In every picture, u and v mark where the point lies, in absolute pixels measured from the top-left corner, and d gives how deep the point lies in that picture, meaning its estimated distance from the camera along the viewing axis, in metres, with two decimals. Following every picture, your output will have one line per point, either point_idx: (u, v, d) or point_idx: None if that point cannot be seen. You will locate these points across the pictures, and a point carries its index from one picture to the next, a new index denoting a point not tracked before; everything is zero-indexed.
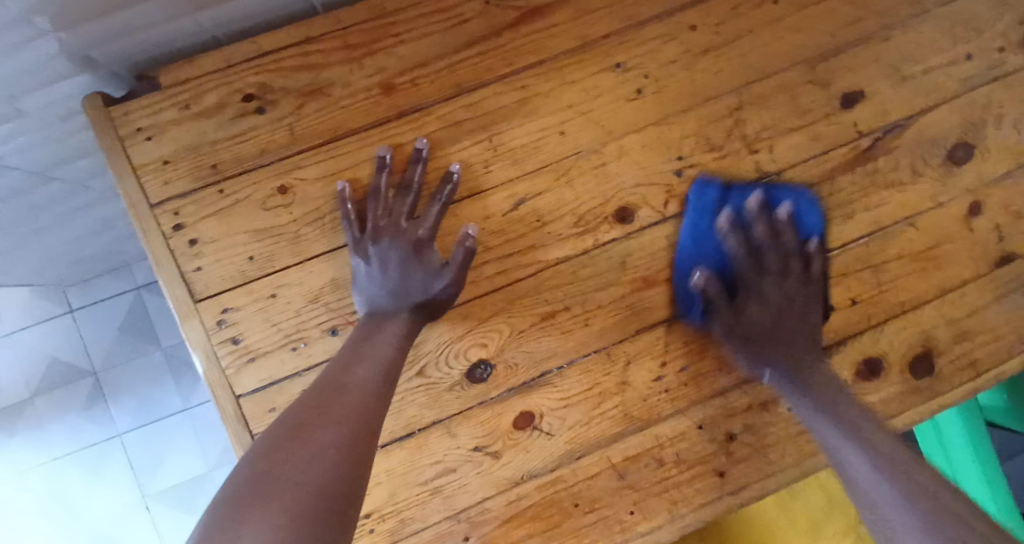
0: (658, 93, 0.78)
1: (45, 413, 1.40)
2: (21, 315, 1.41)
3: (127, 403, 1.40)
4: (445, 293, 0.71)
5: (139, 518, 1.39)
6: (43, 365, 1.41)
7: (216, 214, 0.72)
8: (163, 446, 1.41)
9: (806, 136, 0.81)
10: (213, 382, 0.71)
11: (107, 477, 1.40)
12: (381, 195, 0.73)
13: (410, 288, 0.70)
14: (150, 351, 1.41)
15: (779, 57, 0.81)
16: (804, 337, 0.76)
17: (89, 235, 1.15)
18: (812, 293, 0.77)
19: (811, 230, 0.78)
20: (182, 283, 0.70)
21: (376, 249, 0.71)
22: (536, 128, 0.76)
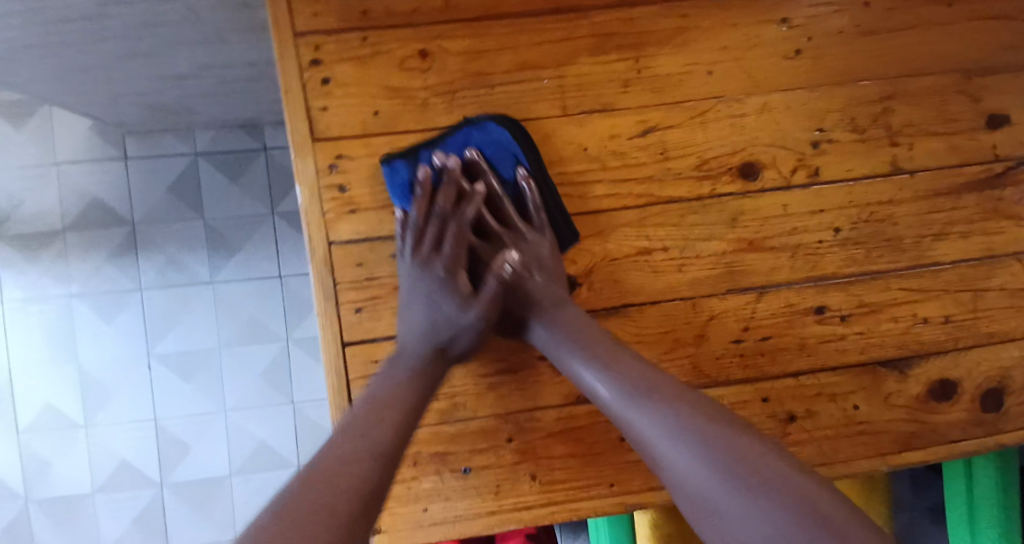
0: (815, 60, 0.76)
1: (73, 249, 1.48)
2: (76, 148, 1.47)
3: (156, 262, 1.50)
4: (473, 330, 0.70)
5: (139, 370, 1.52)
6: (82, 203, 1.47)
7: (354, 61, 0.70)
8: (182, 310, 1.51)
9: (947, 144, 0.79)
10: (311, 222, 0.71)
11: (116, 325, 1.50)
12: (425, 224, 0.70)
13: (442, 325, 0.69)
14: (192, 218, 1.50)
15: (942, 57, 0.78)
16: (543, 279, 0.71)
17: (173, 76, 1.15)
18: (536, 230, 0.72)
19: (516, 159, 0.72)
20: (306, 118, 0.70)
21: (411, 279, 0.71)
22: (685, 62, 0.74)
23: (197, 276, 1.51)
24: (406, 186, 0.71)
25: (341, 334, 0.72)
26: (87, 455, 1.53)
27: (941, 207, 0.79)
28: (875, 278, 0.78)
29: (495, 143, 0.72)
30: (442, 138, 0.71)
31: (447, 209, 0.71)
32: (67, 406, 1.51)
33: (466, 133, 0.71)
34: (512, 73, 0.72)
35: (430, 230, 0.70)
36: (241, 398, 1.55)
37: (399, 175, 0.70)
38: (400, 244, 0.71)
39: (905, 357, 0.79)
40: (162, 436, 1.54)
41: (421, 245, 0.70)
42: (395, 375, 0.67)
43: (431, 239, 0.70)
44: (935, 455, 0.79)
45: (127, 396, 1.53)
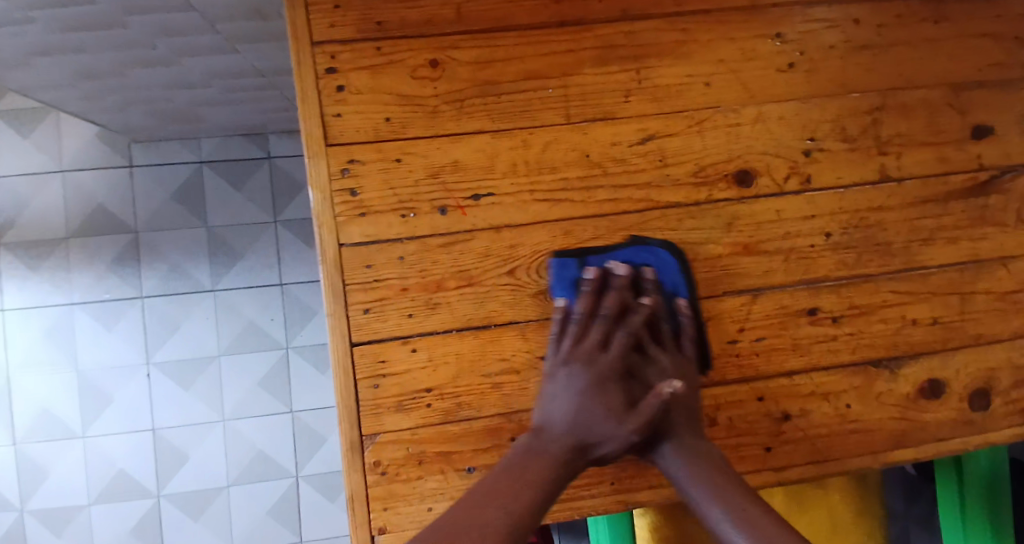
0: (808, 73, 0.80)
1: (75, 255, 1.49)
2: (82, 155, 1.49)
3: (157, 269, 1.51)
4: (621, 436, 0.70)
5: (137, 377, 1.53)
6: (87, 210, 1.49)
7: (368, 69, 0.73)
8: (183, 317, 1.53)
9: (934, 154, 0.82)
10: (322, 223, 0.73)
11: (117, 332, 1.52)
12: (586, 324, 0.74)
13: (591, 424, 0.70)
14: (194, 225, 1.52)
15: (929, 72, 0.82)
16: (685, 406, 0.73)
17: (181, 83, 1.17)
18: (685, 358, 0.76)
19: (679, 287, 0.77)
20: (319, 124, 0.72)
21: (563, 374, 0.73)
22: (685, 74, 0.78)
23: (199, 282, 1.53)
24: (570, 284, 0.75)
25: (349, 333, 0.74)
26: (85, 462, 1.53)
27: (929, 214, 0.82)
28: (865, 281, 0.81)
29: (666, 268, 0.77)
30: (612, 250, 0.77)
31: (609, 313, 0.74)
32: (65, 413, 1.52)
33: (640, 249, 0.77)
34: (520, 82, 0.75)
35: (593, 330, 0.74)
36: (240, 405, 1.56)
37: (563, 271, 0.76)
38: (556, 338, 0.75)
39: (895, 357, 0.82)
40: (160, 444, 1.54)
41: (581, 344, 0.73)
42: (534, 462, 0.69)
43: (591, 339, 0.74)
44: (924, 453, 0.82)
45: (126, 403, 1.53)
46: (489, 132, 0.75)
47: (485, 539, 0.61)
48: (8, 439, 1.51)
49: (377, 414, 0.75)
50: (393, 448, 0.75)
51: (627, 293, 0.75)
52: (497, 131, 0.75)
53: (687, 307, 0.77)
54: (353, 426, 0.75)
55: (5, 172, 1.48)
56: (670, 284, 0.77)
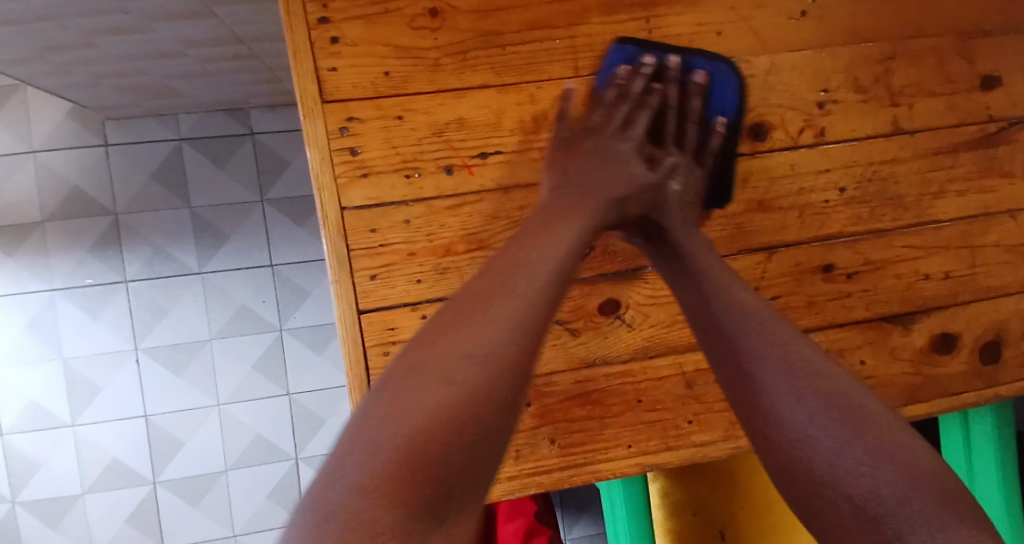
0: (819, 21, 0.77)
1: (54, 240, 1.43)
2: (54, 134, 1.42)
3: (142, 252, 1.46)
4: (629, 198, 0.70)
5: (124, 364, 1.48)
6: (64, 192, 1.43)
7: (363, 19, 0.69)
8: (171, 301, 1.48)
9: (944, 104, 0.81)
10: (322, 185, 0.69)
11: (103, 319, 1.46)
12: (609, 103, 0.74)
13: (603, 184, 0.70)
14: (178, 206, 1.46)
15: (939, 20, 0.80)
16: (686, 201, 0.73)
17: (155, 55, 1.11)
18: (701, 171, 0.75)
19: (728, 106, 0.76)
20: (314, 80, 0.68)
21: (578, 142, 0.72)
22: (694, 22, 0.75)
23: (186, 265, 1.48)
24: (610, 69, 0.74)
25: (356, 301, 0.71)
26: (75, 452, 1.49)
27: (940, 166, 0.81)
28: (879, 236, 0.80)
29: (723, 82, 0.75)
30: (662, 45, 0.74)
31: (635, 96, 0.74)
32: (53, 403, 1.47)
33: (694, 52, 0.75)
34: (524, 32, 0.72)
35: (616, 110, 0.74)
36: (235, 390, 1.52)
37: (613, 56, 0.74)
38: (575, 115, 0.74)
39: (908, 312, 0.81)
40: (153, 431, 1.51)
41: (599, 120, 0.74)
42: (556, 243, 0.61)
43: (610, 116, 0.74)
44: (938, 406, 0.82)
45: (115, 390, 1.48)
46: (494, 87, 0.72)
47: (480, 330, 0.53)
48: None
49: None
50: None
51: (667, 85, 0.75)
52: (503, 86, 0.72)
53: (722, 128, 0.75)
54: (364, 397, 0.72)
55: None
56: (721, 97, 0.76)
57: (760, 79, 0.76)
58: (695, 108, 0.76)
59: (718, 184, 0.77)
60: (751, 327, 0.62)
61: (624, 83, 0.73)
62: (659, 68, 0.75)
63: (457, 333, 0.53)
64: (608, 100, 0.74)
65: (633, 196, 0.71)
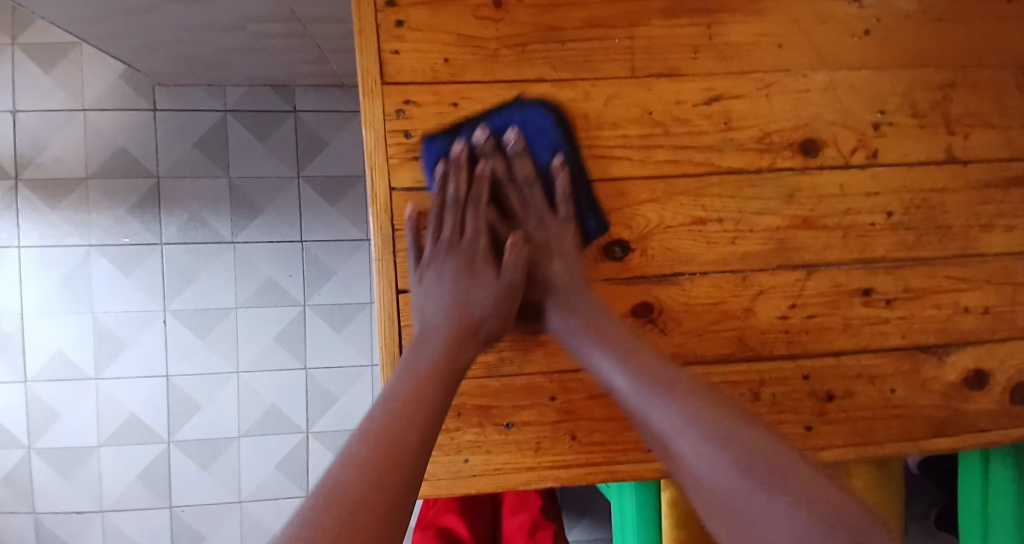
0: (882, 42, 0.76)
1: (95, 198, 1.47)
2: (105, 95, 1.46)
3: (178, 217, 1.49)
4: (499, 303, 0.72)
5: (150, 324, 1.52)
6: (108, 152, 1.47)
7: (429, 5, 0.70)
8: (202, 267, 1.51)
9: (1001, 138, 0.79)
10: (374, 165, 0.71)
11: (134, 278, 1.50)
12: (443, 212, 0.73)
13: (465, 307, 0.71)
14: (217, 175, 1.49)
15: (1003, 50, 0.79)
16: (570, 265, 0.74)
17: (213, 26, 1.14)
18: (565, 223, 0.74)
19: (555, 148, 0.74)
20: (376, 61, 0.70)
21: (433, 266, 0.72)
22: (755, 33, 0.74)
23: (220, 233, 1.51)
24: (431, 170, 0.72)
25: (396, 280, 0.73)
26: (95, 406, 1.52)
27: (991, 199, 0.80)
28: (923, 264, 0.79)
29: (536, 128, 0.73)
30: (463, 126, 0.72)
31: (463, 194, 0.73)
32: (78, 355, 1.51)
33: (492, 113, 0.72)
34: (585, 30, 0.72)
35: (450, 219, 0.73)
36: (255, 360, 1.55)
37: (427, 156, 0.72)
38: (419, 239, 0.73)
39: (944, 344, 0.80)
40: (173, 392, 1.54)
41: (440, 233, 0.72)
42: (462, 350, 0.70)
43: (453, 219, 0.73)
44: (966, 442, 0.81)
45: (139, 349, 1.52)
46: (548, 82, 0.73)
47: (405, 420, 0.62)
48: (19, 377, 1.50)
49: None
50: None
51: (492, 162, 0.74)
52: (558, 81, 0.73)
53: (563, 168, 0.74)
54: None
55: (26, 107, 1.45)
56: (547, 139, 0.73)
57: (817, 96, 0.76)
58: (523, 168, 0.75)
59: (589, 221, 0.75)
60: (651, 402, 0.65)
61: (451, 188, 0.72)
62: (471, 149, 0.73)
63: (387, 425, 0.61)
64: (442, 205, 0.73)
65: (507, 300, 0.72)
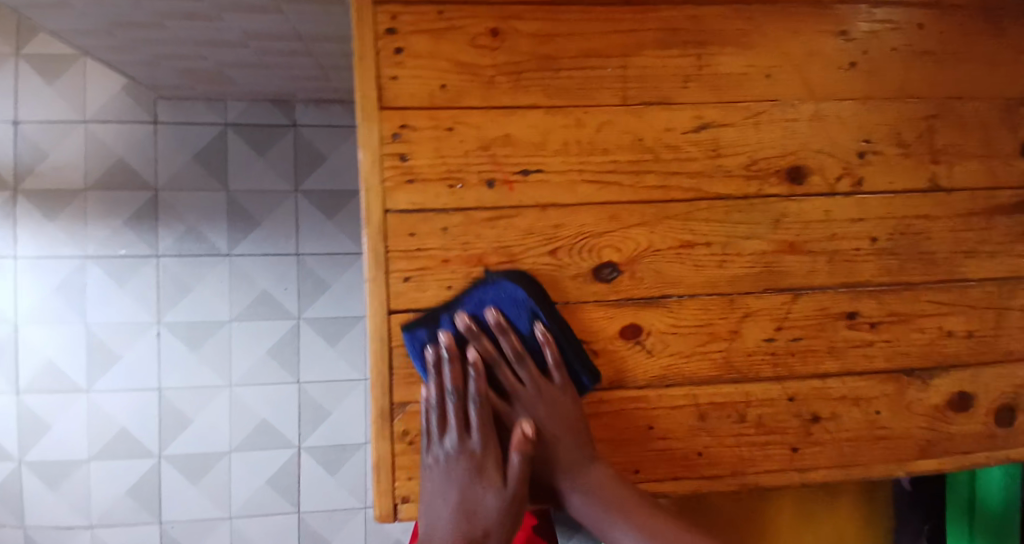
0: (868, 74, 0.79)
1: (93, 209, 1.48)
2: (107, 107, 1.47)
3: (175, 229, 1.50)
4: (510, 498, 0.73)
5: (144, 335, 1.52)
6: (107, 164, 1.48)
7: (428, 33, 0.72)
8: (198, 279, 1.52)
9: (985, 168, 0.81)
10: (369, 187, 0.72)
11: (129, 289, 1.51)
12: (442, 408, 0.73)
13: (476, 508, 0.73)
14: (215, 188, 1.51)
15: (987, 83, 0.81)
16: (574, 438, 0.75)
17: (214, 42, 1.16)
18: (564, 390, 0.75)
19: (535, 321, 0.74)
20: (375, 85, 0.71)
21: (439, 471, 0.73)
22: (745, 64, 0.76)
23: (216, 246, 1.52)
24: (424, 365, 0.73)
25: (388, 302, 0.73)
26: (87, 417, 1.52)
27: (974, 227, 0.82)
28: (907, 289, 0.81)
29: (514, 303, 0.74)
30: (444, 315, 0.74)
31: (457, 387, 0.73)
32: (72, 365, 1.51)
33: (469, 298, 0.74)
34: (579, 60, 0.74)
35: (449, 414, 0.73)
36: (248, 373, 1.56)
37: (418, 352, 0.73)
38: (424, 436, 0.74)
39: (928, 368, 0.82)
40: (165, 404, 1.54)
41: (441, 427, 0.73)
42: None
43: (451, 416, 0.73)
44: (950, 465, 0.82)
45: (133, 360, 1.52)
46: (543, 109, 0.74)
47: None
48: (11, 387, 1.50)
49: (410, 384, 0.75)
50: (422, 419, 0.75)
51: (482, 346, 0.74)
52: (552, 108, 0.75)
53: (546, 337, 0.74)
54: (385, 395, 0.74)
55: (26, 118, 1.46)
56: (529, 315, 0.74)
57: (803, 125, 0.78)
58: (510, 344, 0.74)
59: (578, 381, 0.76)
60: None
61: (446, 386, 0.73)
62: (456, 338, 0.74)
63: None
64: (439, 403, 0.73)
65: (519, 489, 0.73)
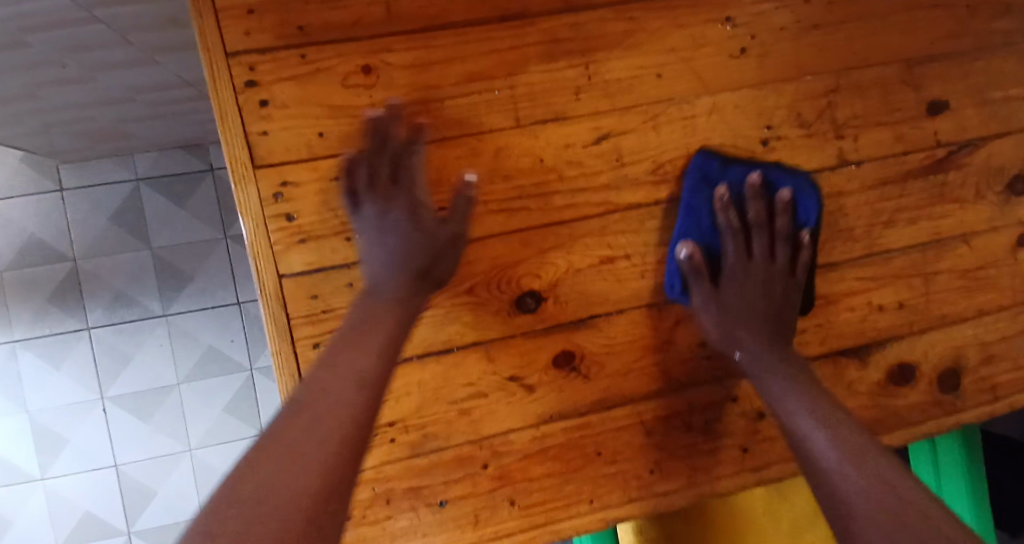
0: (761, 58, 0.76)
1: (12, 291, 1.37)
2: (7, 181, 1.36)
3: (103, 299, 1.38)
4: (431, 244, 0.67)
5: (90, 415, 1.40)
6: (20, 241, 1.36)
7: (294, 79, 0.66)
8: (137, 347, 1.40)
9: (891, 134, 0.80)
10: (258, 255, 0.67)
11: (67, 369, 1.39)
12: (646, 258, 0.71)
13: (403, 258, 0.66)
14: (139, 246, 1.38)
15: (881, 49, 0.79)
16: (789, 319, 0.74)
17: (97, 102, 1.07)
18: (797, 285, 0.74)
19: (809, 219, 0.75)
20: (244, 145, 0.66)
21: (369, 216, 0.67)
22: (635, 65, 0.73)
23: (152, 309, 1.40)
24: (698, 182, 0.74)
25: (299, 374, 0.69)
26: (43, 509, 1.41)
27: (890, 196, 0.81)
28: (831, 270, 0.80)
29: (804, 195, 0.75)
30: (736, 166, 0.75)
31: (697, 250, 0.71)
32: (16, 457, 1.39)
33: (773, 172, 0.75)
34: (463, 85, 0.70)
35: (385, 165, 0.67)
36: (206, 435, 1.43)
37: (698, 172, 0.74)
38: (349, 190, 0.67)
39: (865, 345, 0.81)
40: (125, 481, 1.41)
41: (387, 169, 0.67)
42: (383, 309, 0.64)
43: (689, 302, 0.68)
44: (901, 437, 0.81)
45: (80, 442, 1.40)
46: (433, 142, 0.70)
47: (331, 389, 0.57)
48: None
49: None
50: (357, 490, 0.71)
51: (755, 203, 0.75)
52: (442, 140, 0.70)
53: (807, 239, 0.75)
54: None
55: None
56: (804, 211, 0.75)
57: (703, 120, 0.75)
58: (783, 223, 0.74)
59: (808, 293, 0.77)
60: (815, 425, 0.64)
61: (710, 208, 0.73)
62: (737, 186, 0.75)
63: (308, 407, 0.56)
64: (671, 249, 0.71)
65: (456, 239, 0.68)
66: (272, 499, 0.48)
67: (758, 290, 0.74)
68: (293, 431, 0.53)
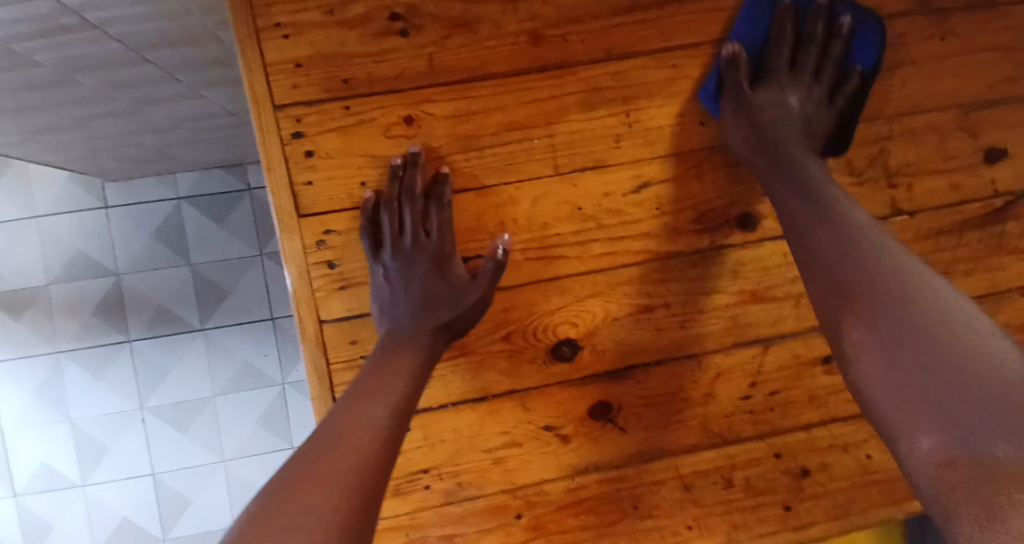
0: None
1: (60, 304, 1.42)
2: (56, 200, 1.40)
3: (145, 314, 1.42)
4: (450, 304, 0.68)
5: (129, 427, 1.43)
6: (67, 257, 1.41)
7: (339, 131, 0.67)
8: (175, 362, 1.43)
9: (946, 183, 0.77)
10: (301, 300, 0.69)
11: (109, 381, 1.43)
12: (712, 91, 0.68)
13: (428, 306, 0.68)
14: (180, 263, 1.41)
15: (941, 94, 0.75)
16: (813, 139, 0.70)
17: (146, 130, 1.10)
18: (831, 113, 0.72)
19: (864, 58, 0.72)
20: (290, 195, 0.67)
21: (394, 267, 0.69)
22: (677, 113, 0.72)
23: (190, 324, 1.43)
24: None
25: None
26: (86, 515, 1.44)
27: (943, 247, 0.78)
28: None
29: (868, 32, 0.71)
30: None
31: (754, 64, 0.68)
32: (63, 464, 1.44)
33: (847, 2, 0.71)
34: (503, 135, 0.70)
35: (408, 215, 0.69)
36: (240, 447, 1.45)
37: None
38: (372, 243, 0.69)
39: None
40: (162, 489, 1.44)
41: (412, 220, 0.69)
42: (406, 352, 0.64)
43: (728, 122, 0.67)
44: None
45: (124, 452, 1.43)
46: (472, 191, 0.71)
47: (362, 428, 0.54)
48: (11, 492, 1.44)
49: None
50: (392, 535, 0.72)
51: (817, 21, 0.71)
52: (482, 189, 0.71)
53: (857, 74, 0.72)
54: None
55: None
56: (862, 47, 0.72)
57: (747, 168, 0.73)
58: (839, 47, 0.70)
59: (839, 130, 0.74)
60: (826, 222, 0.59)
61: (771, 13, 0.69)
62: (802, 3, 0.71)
63: (335, 438, 0.52)
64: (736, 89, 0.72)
65: (480, 303, 0.68)
66: (304, 509, 0.45)
67: (795, 100, 0.71)
68: (325, 458, 0.50)
